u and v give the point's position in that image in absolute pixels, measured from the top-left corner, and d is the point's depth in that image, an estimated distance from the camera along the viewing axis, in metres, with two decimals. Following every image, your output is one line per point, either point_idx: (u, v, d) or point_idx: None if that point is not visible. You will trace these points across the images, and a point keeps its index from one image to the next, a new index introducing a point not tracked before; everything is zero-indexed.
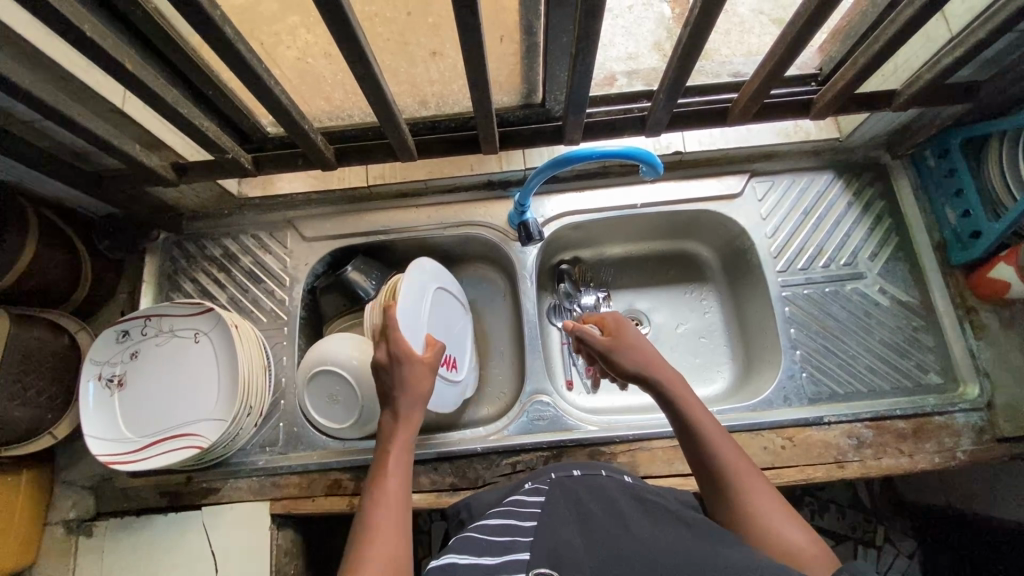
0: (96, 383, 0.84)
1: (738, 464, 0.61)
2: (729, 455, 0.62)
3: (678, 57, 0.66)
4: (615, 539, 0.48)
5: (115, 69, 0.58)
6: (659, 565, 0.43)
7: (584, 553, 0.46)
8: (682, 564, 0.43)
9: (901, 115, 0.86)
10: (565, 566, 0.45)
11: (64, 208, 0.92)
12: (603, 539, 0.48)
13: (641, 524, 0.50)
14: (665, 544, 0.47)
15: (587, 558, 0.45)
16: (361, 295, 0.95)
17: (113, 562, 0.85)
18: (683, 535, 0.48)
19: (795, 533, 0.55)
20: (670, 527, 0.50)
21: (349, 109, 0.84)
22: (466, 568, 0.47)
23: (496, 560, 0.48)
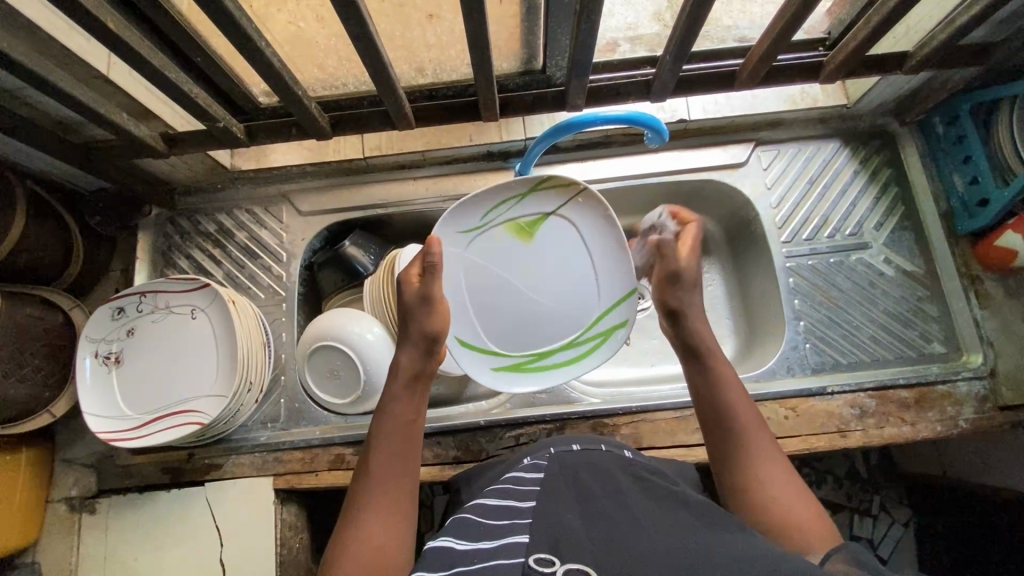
0: (93, 360, 0.82)
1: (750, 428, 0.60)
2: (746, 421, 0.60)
3: (686, 19, 0.63)
4: (617, 522, 0.46)
5: (98, 29, 0.56)
6: (652, 552, 0.41)
7: (584, 535, 0.45)
8: (683, 546, 0.42)
9: (911, 79, 0.84)
10: (564, 551, 0.43)
11: (52, 182, 0.89)
12: (603, 523, 0.46)
13: (642, 505, 0.49)
14: (664, 531, 0.44)
15: (587, 541, 0.44)
16: (359, 271, 0.94)
17: (117, 539, 0.85)
18: (683, 515, 0.47)
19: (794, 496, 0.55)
20: (671, 507, 0.49)
21: (343, 77, 0.81)
22: (463, 556, 0.45)
23: (493, 544, 0.46)
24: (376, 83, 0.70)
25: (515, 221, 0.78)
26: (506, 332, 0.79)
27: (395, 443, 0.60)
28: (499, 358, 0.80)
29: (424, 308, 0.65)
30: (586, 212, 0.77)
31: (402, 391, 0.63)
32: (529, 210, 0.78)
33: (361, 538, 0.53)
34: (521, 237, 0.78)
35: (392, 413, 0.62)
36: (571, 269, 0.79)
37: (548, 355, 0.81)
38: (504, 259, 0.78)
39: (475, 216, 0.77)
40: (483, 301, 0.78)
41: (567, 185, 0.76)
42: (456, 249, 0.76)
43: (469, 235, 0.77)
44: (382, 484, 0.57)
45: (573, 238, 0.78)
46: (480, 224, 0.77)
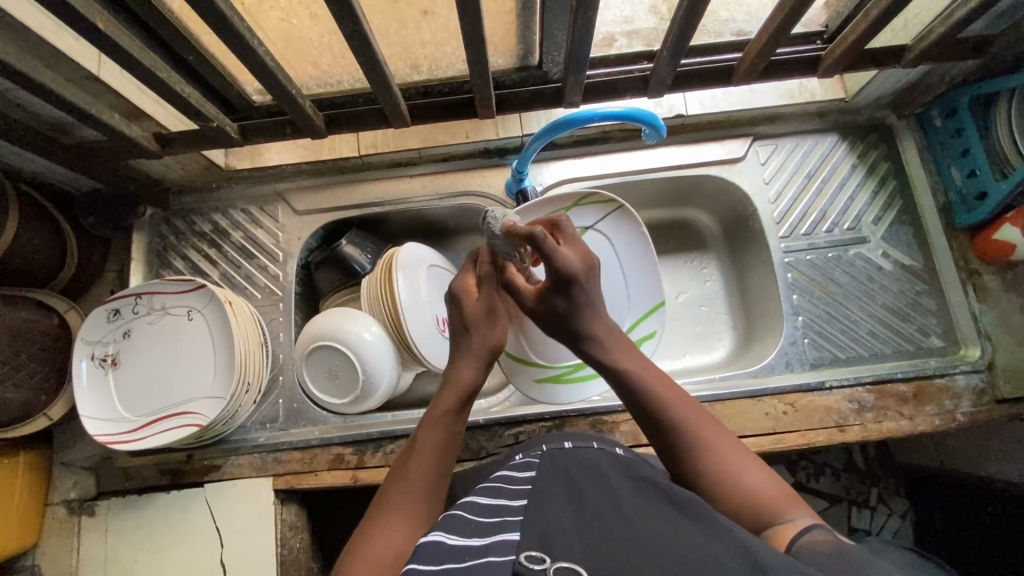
0: (90, 362, 0.82)
1: (696, 420, 0.58)
2: (692, 415, 0.59)
3: (684, 13, 0.63)
4: (609, 522, 0.46)
5: (88, 29, 0.55)
6: (641, 552, 0.41)
7: (574, 535, 0.45)
8: (671, 544, 0.41)
9: (909, 72, 0.83)
10: (554, 549, 0.43)
11: (44, 183, 0.88)
12: (595, 523, 0.46)
13: (634, 504, 0.49)
14: (656, 529, 0.44)
15: (578, 541, 0.44)
16: (356, 270, 0.93)
17: (117, 541, 0.85)
18: (673, 512, 0.47)
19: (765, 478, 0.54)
20: (662, 504, 0.48)
21: (337, 74, 0.80)
22: (454, 552, 0.44)
23: (483, 541, 0.46)
24: (370, 81, 0.69)
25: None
26: (547, 342, 0.86)
27: (435, 455, 0.59)
28: (539, 369, 0.86)
29: (487, 320, 0.65)
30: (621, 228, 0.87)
31: (454, 403, 0.62)
32: (572, 222, 0.87)
33: (385, 544, 0.52)
34: None
35: (439, 424, 0.61)
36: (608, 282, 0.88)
37: (581, 366, 0.88)
38: (543, 271, 0.86)
39: (523, 230, 0.84)
40: (526, 313, 0.86)
41: (607, 202, 0.86)
42: (504, 259, 0.85)
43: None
44: (415, 494, 0.57)
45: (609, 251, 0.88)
46: (527, 238, 0.85)
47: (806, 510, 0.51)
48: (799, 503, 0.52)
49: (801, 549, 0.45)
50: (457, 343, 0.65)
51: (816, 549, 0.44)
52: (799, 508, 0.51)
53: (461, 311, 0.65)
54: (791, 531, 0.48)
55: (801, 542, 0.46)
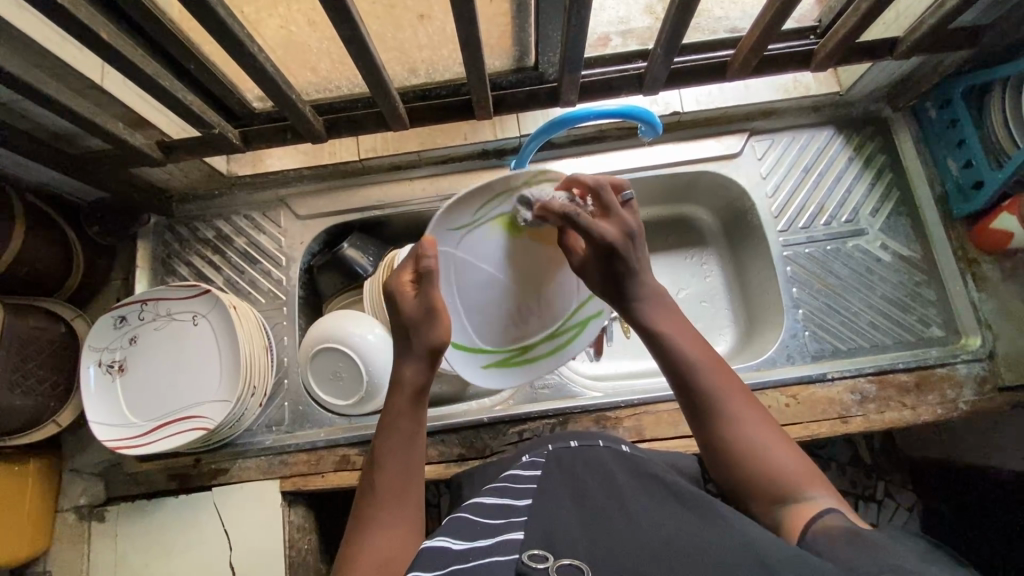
0: (97, 369, 0.83)
1: (735, 394, 0.59)
2: (727, 388, 0.59)
3: (675, 12, 0.64)
4: (611, 517, 0.47)
5: (93, 40, 0.56)
6: (645, 547, 0.42)
7: (578, 529, 0.46)
8: (674, 541, 0.42)
9: (902, 64, 0.84)
10: (559, 546, 0.43)
11: (50, 193, 0.89)
12: (598, 519, 0.47)
13: (636, 499, 0.50)
14: (657, 524, 0.45)
15: (581, 535, 0.44)
16: (359, 272, 0.94)
17: (127, 545, 0.86)
18: (678, 510, 0.47)
19: (793, 460, 0.54)
20: (665, 502, 0.49)
21: (337, 80, 0.82)
22: (453, 556, 0.45)
23: (488, 542, 0.46)
24: (369, 84, 0.70)
25: (504, 214, 0.73)
26: (489, 325, 0.79)
27: (398, 463, 0.60)
28: (487, 355, 0.81)
29: (429, 321, 0.64)
30: (573, 205, 0.74)
31: (406, 406, 0.63)
32: (521, 201, 0.72)
33: (370, 557, 0.54)
34: (511, 232, 0.74)
35: (390, 432, 0.62)
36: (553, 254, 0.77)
37: (531, 346, 0.83)
38: (494, 261, 0.75)
39: (465, 213, 0.71)
40: (475, 300, 0.76)
41: (556, 178, 0.71)
42: (447, 250, 0.71)
43: (458, 234, 0.72)
44: (384, 502, 0.59)
45: (559, 231, 0.76)
46: (471, 220, 0.71)
47: (830, 489, 0.52)
48: (820, 481, 0.53)
49: (815, 537, 0.46)
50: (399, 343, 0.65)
51: (824, 535, 0.45)
52: (822, 488, 0.52)
53: (400, 313, 0.64)
54: (811, 511, 0.50)
55: (814, 532, 0.47)
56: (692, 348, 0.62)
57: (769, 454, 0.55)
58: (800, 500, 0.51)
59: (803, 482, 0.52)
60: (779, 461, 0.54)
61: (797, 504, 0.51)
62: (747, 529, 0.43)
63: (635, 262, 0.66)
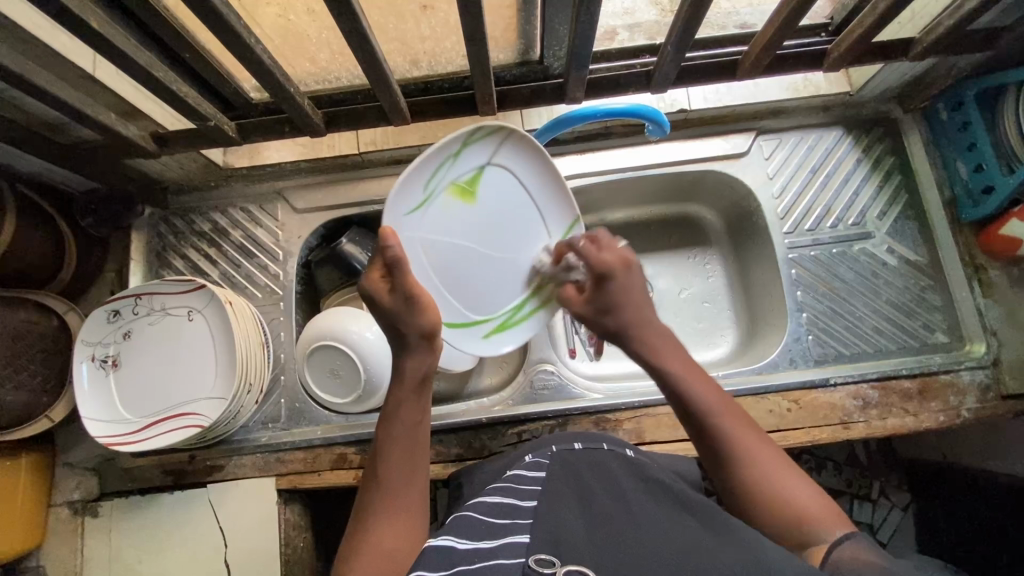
0: (90, 364, 0.82)
1: (752, 438, 0.58)
2: (743, 430, 0.58)
3: (688, 7, 0.62)
4: (618, 522, 0.46)
5: (84, 29, 0.54)
6: (653, 559, 0.40)
7: (584, 535, 0.44)
8: (684, 553, 0.40)
9: (916, 65, 0.82)
10: (564, 551, 0.42)
11: (41, 183, 0.87)
12: (604, 523, 0.46)
13: (643, 506, 0.48)
14: (665, 533, 0.44)
15: (586, 539, 0.44)
16: (357, 268, 0.92)
17: (121, 541, 0.85)
18: (688, 520, 0.46)
19: (812, 499, 0.54)
20: (673, 511, 0.48)
21: (336, 71, 0.79)
22: (463, 556, 0.44)
23: (492, 543, 0.45)
24: (370, 78, 0.68)
25: (454, 182, 0.67)
26: (467, 296, 0.73)
27: (401, 451, 0.59)
28: (482, 324, 0.76)
29: (411, 310, 0.59)
30: (519, 153, 0.70)
31: (408, 397, 0.61)
32: (464, 167, 0.67)
33: (375, 543, 0.54)
34: (465, 198, 0.69)
35: (393, 421, 0.61)
36: (516, 211, 0.73)
37: (520, 306, 0.78)
38: (457, 231, 0.69)
39: (416, 190, 0.64)
40: (451, 274, 0.70)
41: (497, 130, 0.68)
42: (410, 235, 0.65)
43: (415, 214, 0.65)
44: (388, 491, 0.58)
45: (512, 183, 0.72)
46: (423, 196, 0.65)
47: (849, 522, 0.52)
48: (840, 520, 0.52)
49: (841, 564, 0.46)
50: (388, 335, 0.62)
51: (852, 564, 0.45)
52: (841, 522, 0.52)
53: (382, 310, 0.59)
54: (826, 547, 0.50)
55: (837, 558, 0.47)
56: (705, 391, 0.60)
57: (791, 495, 0.54)
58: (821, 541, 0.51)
59: (821, 520, 0.52)
60: (800, 502, 0.54)
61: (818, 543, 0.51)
62: (755, 543, 0.42)
63: (634, 293, 0.65)
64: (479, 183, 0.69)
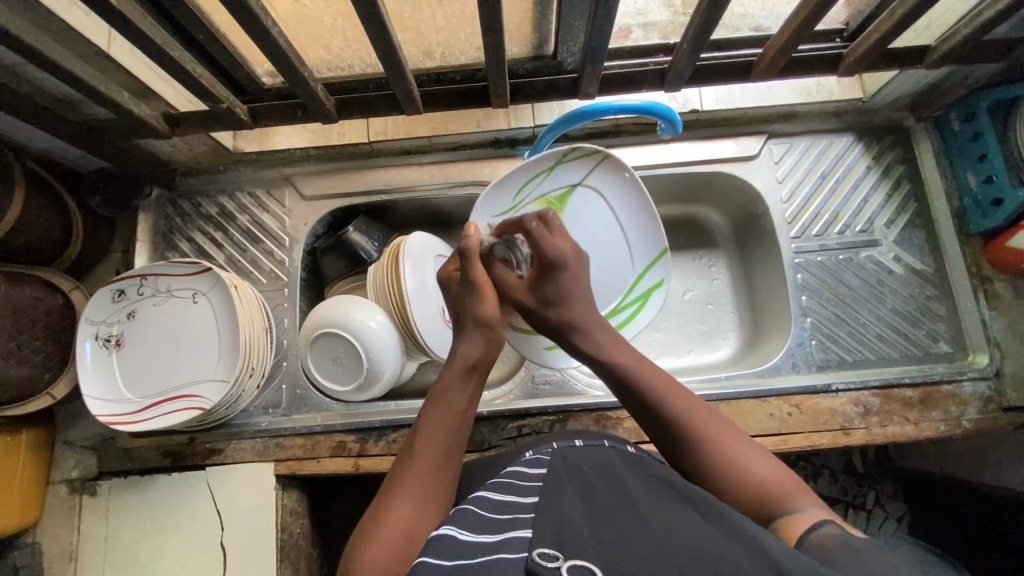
0: (93, 343, 0.82)
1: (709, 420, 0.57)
2: (698, 411, 0.58)
3: (705, 7, 0.62)
4: (621, 518, 0.46)
5: (101, 4, 0.54)
6: (658, 552, 0.40)
7: (587, 532, 0.44)
8: (688, 546, 0.41)
9: (929, 74, 0.82)
10: (567, 546, 0.42)
11: (50, 160, 0.87)
12: (607, 521, 0.46)
13: (646, 501, 0.48)
14: (669, 527, 0.44)
15: (590, 536, 0.44)
16: (363, 257, 0.92)
17: (118, 521, 0.85)
18: (690, 513, 0.46)
19: (769, 470, 0.54)
20: (675, 505, 0.47)
21: (349, 58, 0.79)
22: (464, 546, 0.44)
23: (494, 538, 0.45)
24: (384, 66, 0.68)
25: (544, 196, 0.82)
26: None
27: (443, 432, 0.59)
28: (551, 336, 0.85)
29: (473, 296, 0.67)
30: (609, 180, 0.81)
31: (456, 378, 0.63)
32: (555, 184, 0.81)
33: (396, 520, 0.52)
34: (551, 212, 0.82)
35: (440, 402, 0.61)
36: (602, 235, 0.83)
37: None
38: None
39: (506, 198, 0.80)
40: None
41: (593, 153, 0.79)
42: (493, 230, 0.80)
43: (503, 216, 0.81)
44: (420, 468, 0.57)
45: (600, 206, 0.83)
46: (511, 204, 0.81)
47: (818, 502, 0.51)
48: (805, 491, 0.52)
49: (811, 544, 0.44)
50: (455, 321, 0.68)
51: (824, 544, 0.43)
52: (807, 498, 0.50)
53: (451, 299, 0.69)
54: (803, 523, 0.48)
55: (812, 538, 0.45)
56: (653, 378, 0.61)
57: (741, 461, 0.54)
58: (783, 510, 0.50)
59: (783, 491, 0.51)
60: (756, 472, 0.53)
61: (786, 518, 0.49)
62: (756, 531, 0.42)
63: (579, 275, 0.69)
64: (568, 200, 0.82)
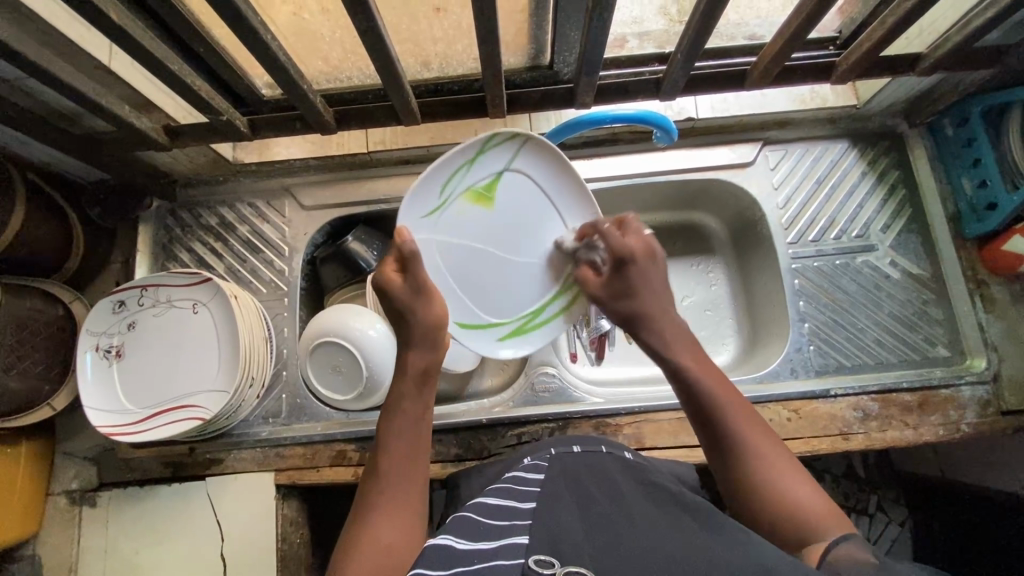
0: (94, 354, 0.82)
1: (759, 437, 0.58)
2: (753, 429, 0.58)
3: (698, 18, 0.63)
4: (618, 524, 0.46)
5: (102, 20, 0.54)
6: (653, 558, 0.41)
7: (584, 537, 0.45)
8: (683, 553, 0.41)
9: (921, 80, 0.83)
10: (564, 552, 0.42)
11: (51, 172, 0.87)
12: (604, 526, 0.46)
13: (642, 507, 0.48)
14: (664, 533, 0.44)
15: (585, 542, 0.44)
16: (363, 266, 0.93)
17: (118, 531, 0.85)
18: (685, 520, 0.46)
19: (816, 499, 0.54)
20: (671, 511, 0.48)
21: (348, 70, 0.80)
22: (461, 555, 0.44)
23: (492, 545, 0.45)
24: (382, 78, 0.68)
25: (472, 188, 0.72)
26: (494, 297, 0.77)
27: (405, 443, 0.60)
28: (501, 327, 0.79)
29: (421, 299, 0.63)
30: (538, 160, 0.73)
31: (410, 388, 0.63)
32: (482, 173, 0.72)
33: (372, 537, 0.54)
34: (481, 203, 0.73)
35: (399, 413, 0.62)
36: (533, 216, 0.76)
37: (540, 310, 0.80)
38: (473, 233, 0.73)
39: (431, 197, 0.69)
40: (465, 278, 0.74)
41: (515, 136, 0.71)
42: (424, 237, 0.70)
43: (432, 218, 0.70)
44: (391, 483, 0.58)
45: (531, 189, 0.75)
46: (438, 203, 0.70)
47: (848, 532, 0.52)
48: (843, 525, 0.53)
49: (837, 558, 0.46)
50: (401, 327, 0.64)
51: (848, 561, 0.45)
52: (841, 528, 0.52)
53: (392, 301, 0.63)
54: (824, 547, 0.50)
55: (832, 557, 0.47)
56: (715, 387, 0.61)
57: (786, 485, 0.55)
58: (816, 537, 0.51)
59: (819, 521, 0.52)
60: (799, 498, 0.54)
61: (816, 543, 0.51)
62: (752, 542, 0.42)
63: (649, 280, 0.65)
64: (496, 185, 0.73)
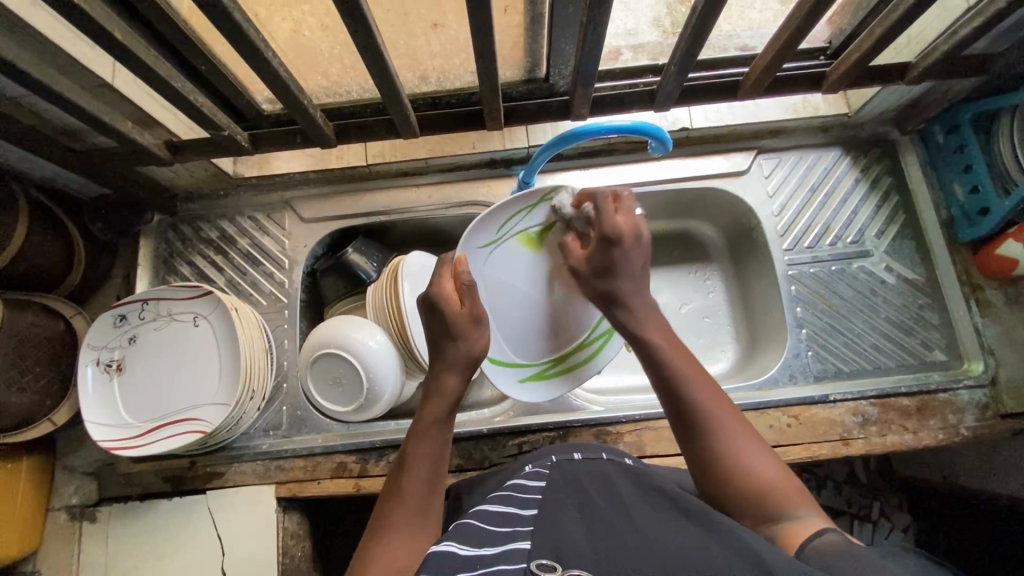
0: (94, 368, 0.82)
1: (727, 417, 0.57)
2: (721, 408, 0.57)
3: (691, 31, 0.64)
4: (620, 531, 0.46)
5: (107, 40, 0.56)
6: (656, 562, 0.41)
7: (585, 542, 0.45)
8: (684, 556, 0.41)
9: (911, 89, 0.84)
10: (565, 557, 0.43)
11: (53, 188, 0.88)
12: (606, 533, 0.46)
13: (643, 513, 0.49)
14: (666, 537, 0.44)
15: (587, 548, 0.44)
16: (362, 277, 0.93)
17: (118, 547, 0.85)
18: (687, 524, 0.46)
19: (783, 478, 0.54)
20: (673, 516, 0.48)
21: (347, 85, 0.81)
22: (463, 560, 0.44)
23: (493, 550, 0.45)
24: (381, 93, 0.70)
25: (526, 231, 0.79)
26: (523, 338, 0.82)
27: (425, 468, 0.60)
28: (522, 368, 0.83)
29: (475, 331, 0.65)
30: None
31: (441, 415, 0.62)
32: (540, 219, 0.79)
33: (386, 561, 0.53)
34: (532, 247, 0.80)
35: (426, 437, 0.61)
36: None
37: (562, 358, 0.84)
38: (519, 273, 0.80)
39: (490, 231, 0.77)
40: (506, 312, 0.80)
41: (569, 189, 0.78)
42: (477, 265, 0.77)
43: (487, 249, 0.78)
44: (408, 507, 0.58)
45: None
46: (495, 238, 0.78)
47: (820, 512, 0.52)
48: (809, 501, 0.53)
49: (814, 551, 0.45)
50: (441, 353, 0.65)
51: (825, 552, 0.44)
52: (810, 508, 0.52)
53: (445, 324, 0.64)
54: (804, 531, 0.49)
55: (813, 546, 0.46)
56: (682, 363, 0.60)
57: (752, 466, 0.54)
58: (785, 517, 0.51)
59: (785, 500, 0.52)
60: (767, 477, 0.53)
61: (787, 525, 0.50)
62: (752, 542, 0.42)
63: (634, 261, 0.65)
64: (549, 235, 0.79)
